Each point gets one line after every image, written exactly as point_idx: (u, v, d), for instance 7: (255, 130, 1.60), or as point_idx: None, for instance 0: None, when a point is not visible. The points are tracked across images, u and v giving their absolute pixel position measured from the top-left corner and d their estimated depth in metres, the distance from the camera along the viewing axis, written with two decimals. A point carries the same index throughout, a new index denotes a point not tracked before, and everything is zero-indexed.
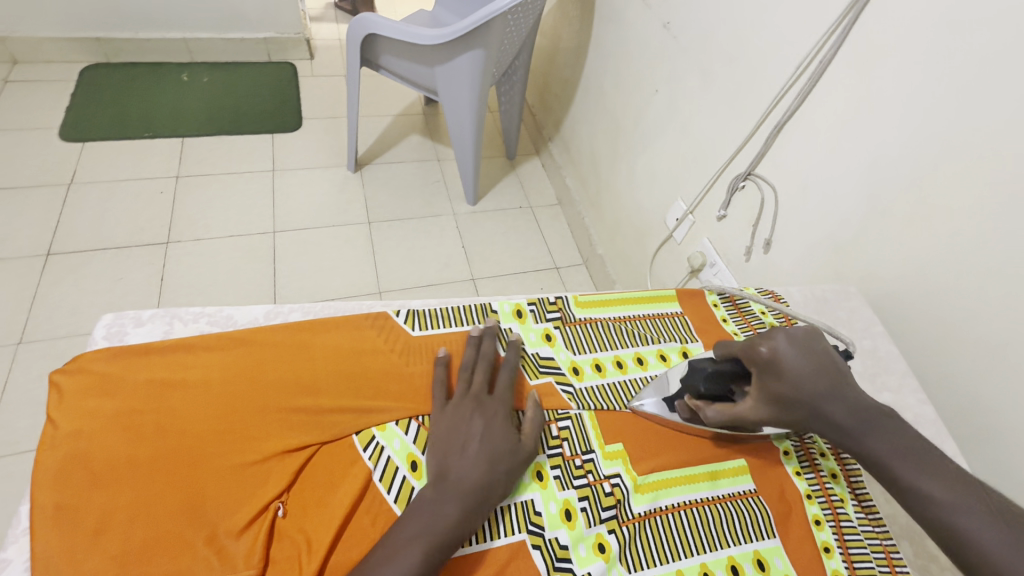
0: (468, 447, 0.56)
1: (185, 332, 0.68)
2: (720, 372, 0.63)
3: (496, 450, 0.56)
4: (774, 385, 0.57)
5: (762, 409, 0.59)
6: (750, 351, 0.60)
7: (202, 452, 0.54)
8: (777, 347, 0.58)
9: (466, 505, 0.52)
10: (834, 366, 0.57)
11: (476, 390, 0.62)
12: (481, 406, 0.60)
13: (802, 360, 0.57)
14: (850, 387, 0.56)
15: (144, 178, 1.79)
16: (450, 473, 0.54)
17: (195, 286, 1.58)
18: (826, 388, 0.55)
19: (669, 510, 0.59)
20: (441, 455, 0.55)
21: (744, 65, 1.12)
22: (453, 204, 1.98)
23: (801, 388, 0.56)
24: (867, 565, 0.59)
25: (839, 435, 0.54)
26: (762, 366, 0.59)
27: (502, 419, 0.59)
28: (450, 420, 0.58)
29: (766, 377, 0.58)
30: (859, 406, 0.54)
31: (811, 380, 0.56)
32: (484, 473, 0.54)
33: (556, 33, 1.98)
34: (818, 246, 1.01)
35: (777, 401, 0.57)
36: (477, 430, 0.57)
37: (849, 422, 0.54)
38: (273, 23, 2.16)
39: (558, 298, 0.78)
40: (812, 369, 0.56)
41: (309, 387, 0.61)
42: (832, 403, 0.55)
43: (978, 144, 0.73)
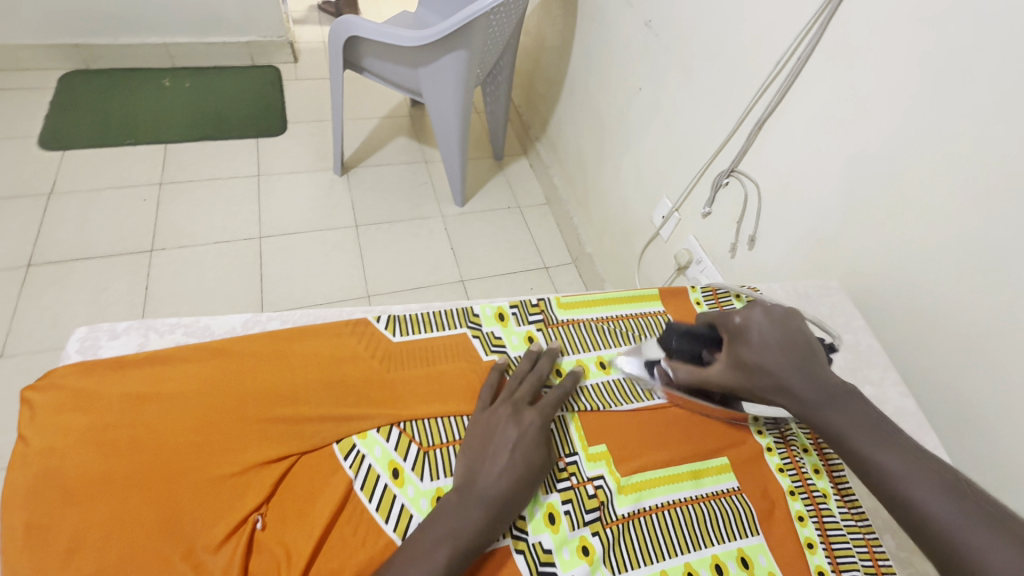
0: (500, 455, 0.55)
1: (161, 344, 0.67)
2: (694, 334, 0.67)
3: (527, 463, 0.55)
4: (742, 349, 0.61)
5: (729, 374, 0.62)
6: (728, 320, 0.65)
7: (179, 465, 0.53)
8: (752, 317, 0.62)
9: (490, 515, 0.51)
10: (806, 342, 0.59)
11: (517, 398, 0.61)
12: (518, 414, 0.59)
13: (775, 330, 0.60)
14: (816, 364, 0.58)
15: (126, 186, 1.77)
16: (479, 480, 0.53)
17: (181, 295, 1.56)
18: (792, 357, 0.58)
19: (653, 511, 0.59)
20: (474, 461, 0.55)
21: (725, 62, 1.12)
22: (441, 205, 1.97)
23: (767, 354, 0.59)
24: (850, 560, 0.59)
25: (798, 403, 0.56)
26: (734, 333, 0.63)
27: (538, 431, 0.58)
28: (488, 426, 0.58)
29: (735, 343, 0.62)
30: (822, 380, 0.56)
31: (777, 348, 0.59)
32: (512, 483, 0.53)
33: (540, 33, 1.98)
34: (801, 241, 1.02)
35: (742, 367, 0.60)
36: (511, 438, 0.57)
37: (808, 391, 0.56)
38: (255, 27, 2.14)
39: (540, 300, 0.78)
40: (782, 339, 0.59)
41: (289, 396, 0.61)
42: (794, 372, 0.57)
43: (954, 137, 0.74)
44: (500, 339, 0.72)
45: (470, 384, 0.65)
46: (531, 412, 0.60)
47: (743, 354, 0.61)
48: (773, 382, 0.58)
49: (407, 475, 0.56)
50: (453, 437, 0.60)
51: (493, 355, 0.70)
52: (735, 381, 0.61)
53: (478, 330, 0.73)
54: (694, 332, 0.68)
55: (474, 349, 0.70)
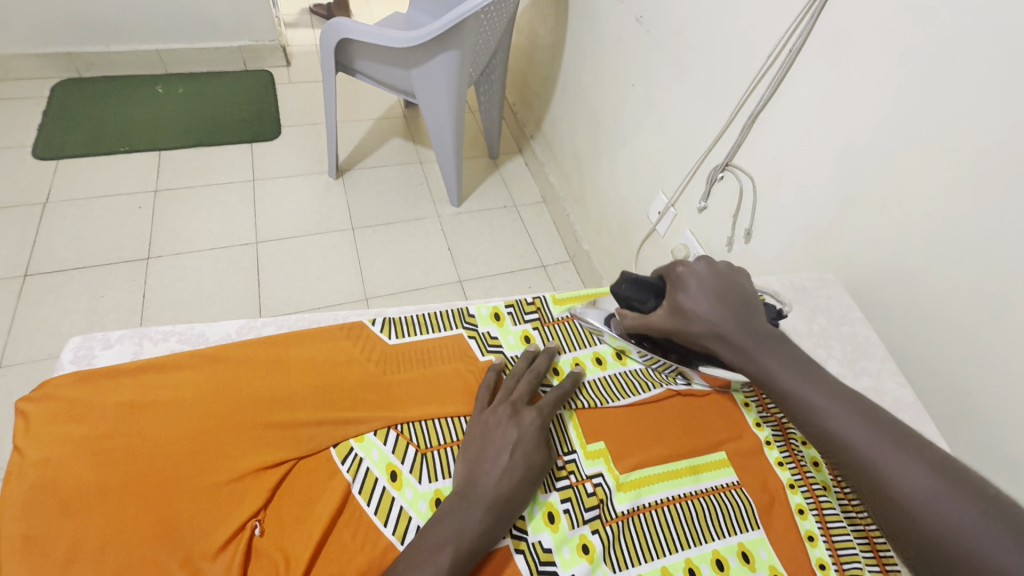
0: (500, 456, 0.55)
1: (156, 352, 0.67)
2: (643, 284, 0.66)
3: (528, 463, 0.55)
4: (679, 295, 0.61)
5: (667, 319, 0.61)
6: (671, 270, 0.64)
7: (176, 474, 0.53)
8: (694, 268, 0.62)
9: (491, 517, 0.51)
10: (738, 289, 0.60)
11: (515, 398, 0.61)
12: (517, 414, 0.59)
13: (712, 281, 0.60)
14: (749, 313, 0.59)
15: (122, 194, 1.76)
16: (479, 481, 0.53)
17: (178, 301, 1.56)
18: (728, 303, 0.59)
19: (652, 507, 0.59)
20: (473, 463, 0.55)
21: (717, 56, 1.12)
22: (437, 206, 1.97)
23: (706, 302, 0.59)
24: (852, 553, 0.59)
25: (727, 344, 0.57)
26: (675, 281, 0.62)
27: (538, 430, 0.58)
28: (487, 427, 0.58)
29: (674, 290, 0.62)
30: (753, 326, 0.58)
31: (715, 297, 0.59)
32: (512, 484, 0.53)
33: (532, 31, 1.98)
34: (796, 234, 1.02)
35: (679, 312, 0.60)
36: (511, 438, 0.56)
37: (739, 335, 0.57)
38: (247, 31, 2.14)
39: (535, 299, 0.78)
40: (720, 288, 0.60)
41: (285, 402, 0.60)
42: (728, 317, 0.58)
43: (946, 125, 0.74)
44: (497, 339, 0.72)
45: (466, 384, 0.65)
46: (530, 411, 0.59)
47: (678, 298, 0.61)
48: (708, 325, 0.58)
49: (406, 477, 0.56)
50: (451, 438, 0.60)
51: (490, 355, 0.70)
52: (670, 325, 0.61)
53: (473, 330, 0.72)
54: (643, 280, 0.67)
55: (470, 349, 0.70)
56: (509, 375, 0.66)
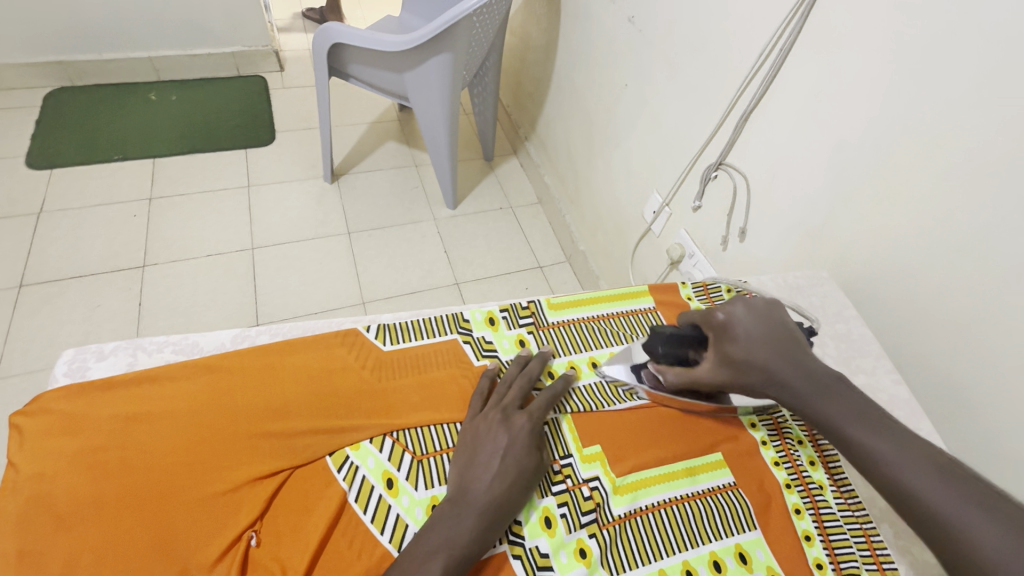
0: (491, 463, 0.55)
1: (149, 363, 0.67)
2: (679, 337, 0.67)
3: (519, 468, 0.55)
4: (726, 345, 0.62)
5: (718, 371, 0.62)
6: (709, 317, 0.66)
7: (171, 485, 0.53)
8: (734, 313, 0.63)
9: (485, 522, 0.51)
10: (784, 330, 0.61)
11: (506, 403, 0.61)
12: (508, 419, 0.59)
13: (756, 324, 0.61)
14: (802, 352, 0.59)
15: (116, 202, 1.76)
16: (471, 487, 0.53)
17: (174, 309, 1.56)
18: (778, 349, 0.59)
19: (649, 510, 0.59)
20: (465, 470, 0.55)
21: (708, 56, 1.13)
22: (433, 209, 1.97)
23: (753, 349, 0.60)
24: (849, 551, 0.59)
25: (787, 393, 0.57)
26: (718, 329, 0.63)
27: (529, 434, 0.58)
28: (478, 433, 0.58)
29: (719, 339, 0.63)
30: (808, 368, 0.58)
31: (761, 342, 0.60)
32: (503, 490, 0.53)
33: (525, 32, 1.98)
34: (790, 232, 1.02)
35: (732, 363, 0.61)
36: (502, 443, 0.56)
37: (799, 381, 0.57)
38: (240, 37, 2.13)
39: (530, 303, 0.78)
40: (765, 333, 0.60)
41: (279, 410, 0.60)
42: (782, 362, 0.58)
43: (936, 122, 0.74)
44: (492, 344, 0.72)
45: (462, 390, 0.65)
46: (521, 416, 0.60)
47: (727, 348, 0.62)
48: (763, 374, 0.59)
49: (402, 485, 0.56)
50: (448, 444, 0.60)
51: (485, 360, 0.70)
52: (724, 376, 0.62)
53: (468, 335, 0.72)
54: (678, 334, 0.67)
55: (465, 355, 0.70)
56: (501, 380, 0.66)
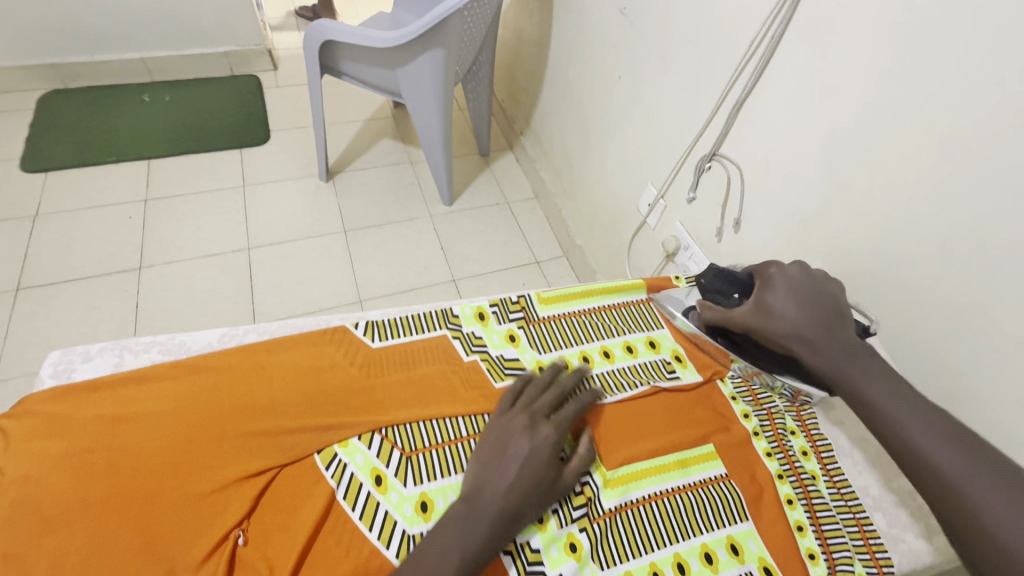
0: (509, 469, 0.53)
1: (136, 363, 0.66)
2: (730, 277, 0.69)
3: (536, 479, 0.53)
4: (767, 294, 0.62)
5: (751, 316, 0.63)
6: (761, 270, 0.66)
7: (158, 485, 0.53)
8: (786, 269, 0.64)
9: (494, 530, 0.50)
10: (830, 298, 0.61)
11: (535, 409, 0.59)
12: (534, 427, 0.57)
13: (804, 283, 0.62)
14: (841, 320, 0.60)
15: (112, 205, 1.75)
16: (485, 490, 0.52)
17: (171, 310, 1.56)
18: (817, 312, 0.60)
19: (640, 503, 0.58)
20: (481, 473, 0.54)
21: (699, 46, 1.11)
22: (429, 205, 1.97)
23: (792, 304, 0.60)
24: (841, 541, 0.59)
25: (810, 347, 0.58)
26: (765, 279, 0.64)
27: (552, 446, 0.56)
28: (502, 434, 0.57)
29: (762, 288, 0.64)
30: (840, 335, 0.58)
31: (803, 301, 0.60)
32: (517, 501, 0.52)
33: (518, 25, 1.97)
34: (784, 221, 1.01)
35: (766, 311, 0.62)
36: (524, 452, 0.55)
37: (827, 344, 0.58)
38: (232, 36, 2.12)
39: (520, 297, 0.77)
40: (809, 293, 0.61)
41: (268, 409, 0.60)
42: (816, 322, 0.59)
43: (926, 108, 0.74)
44: (481, 339, 0.72)
45: (451, 386, 0.65)
46: (547, 426, 0.57)
47: (767, 295, 0.62)
48: (793, 329, 0.60)
49: (390, 481, 0.56)
50: (437, 440, 0.60)
51: (475, 355, 0.70)
52: (755, 322, 0.62)
53: (458, 330, 0.72)
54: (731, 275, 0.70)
55: (455, 350, 0.70)
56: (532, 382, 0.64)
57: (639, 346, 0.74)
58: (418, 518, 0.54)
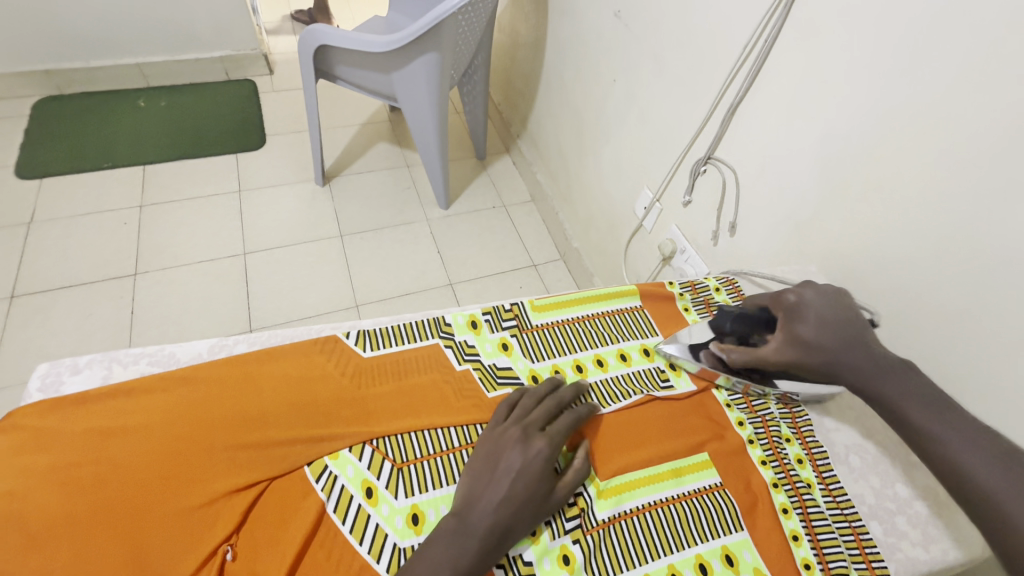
0: (502, 483, 0.53)
1: (125, 375, 0.66)
2: (748, 317, 0.70)
3: (529, 493, 0.53)
4: (797, 325, 0.62)
5: (786, 350, 0.62)
6: (780, 299, 0.67)
7: (145, 500, 0.52)
8: (806, 297, 0.64)
9: (485, 546, 0.50)
10: (856, 318, 0.61)
11: (529, 421, 0.59)
12: (527, 440, 0.56)
13: (828, 308, 0.62)
14: (870, 339, 0.59)
15: (107, 211, 1.75)
16: (478, 504, 0.52)
17: (166, 317, 1.55)
18: (849, 335, 0.59)
19: (634, 513, 0.58)
20: (474, 487, 0.53)
21: (694, 49, 1.11)
22: (425, 209, 1.96)
23: (823, 331, 0.60)
24: (838, 551, 0.58)
25: (852, 371, 0.57)
26: (789, 310, 0.64)
27: (545, 459, 0.55)
28: (495, 447, 0.56)
29: (789, 319, 0.64)
30: (876, 356, 0.57)
31: (832, 326, 0.60)
32: (510, 514, 0.51)
33: (513, 28, 1.97)
34: (779, 225, 1.01)
35: (800, 343, 0.61)
36: (516, 465, 0.54)
37: (864, 363, 0.56)
38: (228, 41, 2.12)
39: (514, 305, 0.77)
40: (836, 318, 0.61)
41: (257, 421, 0.59)
42: (850, 346, 0.58)
43: (921, 111, 0.73)
44: (474, 348, 0.71)
45: (443, 396, 0.64)
46: (541, 439, 0.57)
47: (796, 327, 0.62)
48: (829, 356, 0.59)
49: (382, 493, 0.56)
50: (429, 451, 0.59)
51: (467, 364, 0.69)
52: (791, 356, 0.62)
53: (450, 339, 0.72)
54: (748, 315, 0.70)
55: (447, 359, 0.69)
56: (528, 395, 0.63)
57: (633, 354, 0.73)
58: (409, 531, 0.54)
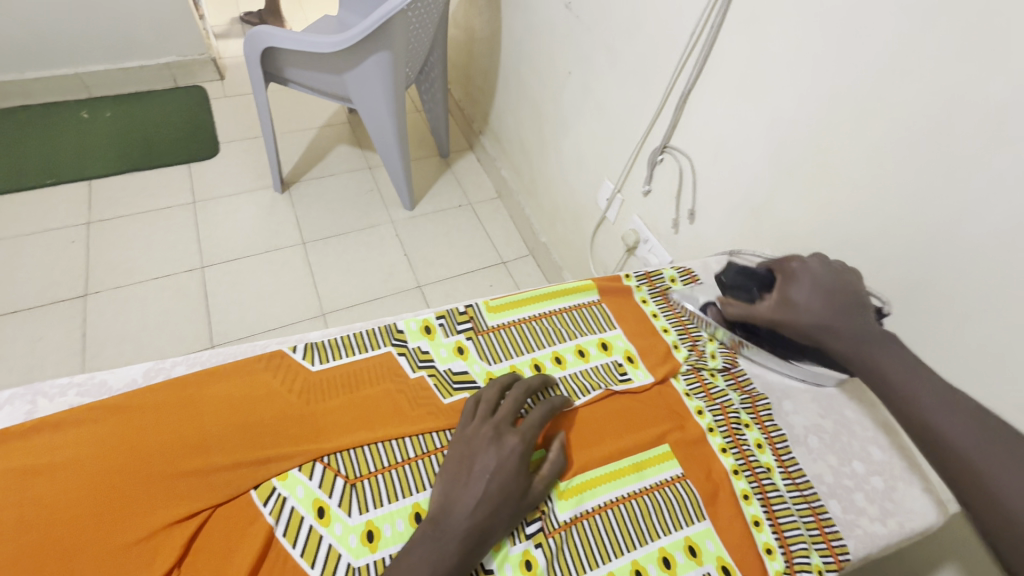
0: (477, 483, 0.52)
1: (51, 409, 0.62)
2: (750, 274, 0.71)
3: (505, 493, 0.52)
4: (792, 287, 0.63)
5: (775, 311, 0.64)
6: (782, 264, 0.67)
7: (73, 541, 0.49)
8: (808, 264, 0.65)
9: (463, 551, 0.48)
10: (847, 282, 0.62)
11: (501, 418, 0.57)
12: (500, 438, 0.55)
13: (827, 278, 0.62)
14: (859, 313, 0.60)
15: (53, 229, 1.66)
16: (455, 508, 0.50)
17: (123, 337, 1.48)
18: (840, 303, 0.60)
19: (596, 512, 0.57)
20: (448, 489, 0.52)
21: (644, 38, 1.11)
22: (390, 211, 1.92)
23: (816, 297, 0.61)
24: (798, 533, 0.59)
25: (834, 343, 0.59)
26: (789, 275, 0.65)
27: (519, 457, 0.54)
28: (468, 449, 0.54)
29: (785, 281, 0.65)
30: (863, 327, 0.59)
31: (826, 295, 0.61)
32: (486, 516, 0.50)
33: (468, 24, 1.94)
34: (736, 210, 1.02)
35: (790, 306, 0.63)
36: (491, 466, 0.53)
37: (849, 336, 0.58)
38: (173, 46, 2.03)
39: (468, 307, 0.75)
40: (832, 286, 0.62)
41: (198, 446, 0.56)
42: (837, 316, 0.60)
43: (861, 90, 0.74)
44: (428, 353, 0.69)
45: (397, 406, 0.62)
46: (514, 436, 0.55)
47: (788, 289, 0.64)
48: (817, 321, 0.60)
49: (334, 513, 0.54)
50: (383, 464, 0.57)
51: (422, 371, 0.67)
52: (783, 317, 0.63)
53: (403, 346, 0.69)
54: (753, 272, 0.71)
55: (400, 368, 0.67)
56: (498, 390, 0.61)
57: (591, 349, 0.72)
58: (364, 549, 0.52)
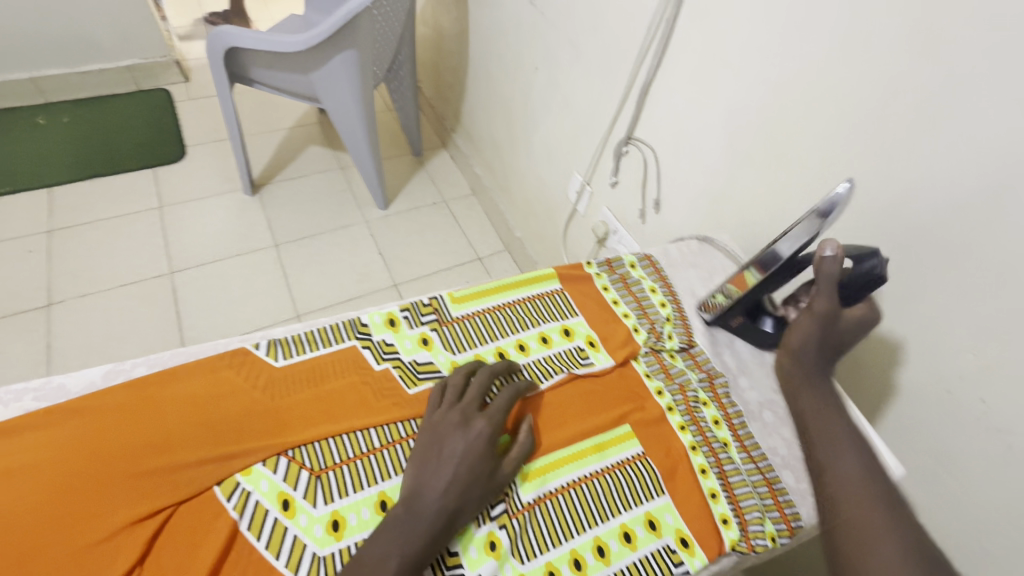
0: (446, 467, 0.53)
1: (6, 414, 0.61)
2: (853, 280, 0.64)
3: (473, 474, 0.53)
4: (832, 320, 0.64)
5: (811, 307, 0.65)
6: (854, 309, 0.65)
7: (30, 545, 0.48)
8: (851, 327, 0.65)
9: (433, 532, 0.49)
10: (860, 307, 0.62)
11: (468, 403, 0.58)
12: (467, 422, 0.56)
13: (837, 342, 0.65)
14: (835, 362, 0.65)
15: (11, 239, 1.61)
16: (425, 492, 0.51)
17: (88, 346, 1.45)
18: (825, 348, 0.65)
19: (559, 491, 0.58)
20: (418, 473, 0.53)
21: (606, 32, 1.13)
22: (363, 211, 1.91)
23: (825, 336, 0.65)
24: (752, 503, 0.61)
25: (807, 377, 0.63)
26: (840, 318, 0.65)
27: (486, 440, 0.55)
28: (436, 434, 0.55)
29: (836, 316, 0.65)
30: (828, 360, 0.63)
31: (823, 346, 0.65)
32: (456, 498, 0.51)
33: (437, 21, 1.95)
34: (697, 199, 1.04)
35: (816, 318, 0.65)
36: (459, 450, 0.54)
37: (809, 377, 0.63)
38: (134, 48, 1.99)
39: (432, 299, 0.76)
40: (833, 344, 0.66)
41: (162, 445, 0.56)
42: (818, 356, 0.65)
43: (807, 82, 0.77)
44: (392, 345, 0.70)
45: (363, 397, 0.63)
46: (481, 420, 0.57)
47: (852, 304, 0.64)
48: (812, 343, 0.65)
49: (299, 504, 0.54)
50: (349, 455, 0.58)
51: (386, 363, 0.68)
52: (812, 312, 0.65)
53: (368, 340, 0.70)
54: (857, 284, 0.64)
55: (365, 361, 0.68)
56: (465, 377, 0.62)
57: (554, 336, 0.74)
58: (330, 538, 0.52)
